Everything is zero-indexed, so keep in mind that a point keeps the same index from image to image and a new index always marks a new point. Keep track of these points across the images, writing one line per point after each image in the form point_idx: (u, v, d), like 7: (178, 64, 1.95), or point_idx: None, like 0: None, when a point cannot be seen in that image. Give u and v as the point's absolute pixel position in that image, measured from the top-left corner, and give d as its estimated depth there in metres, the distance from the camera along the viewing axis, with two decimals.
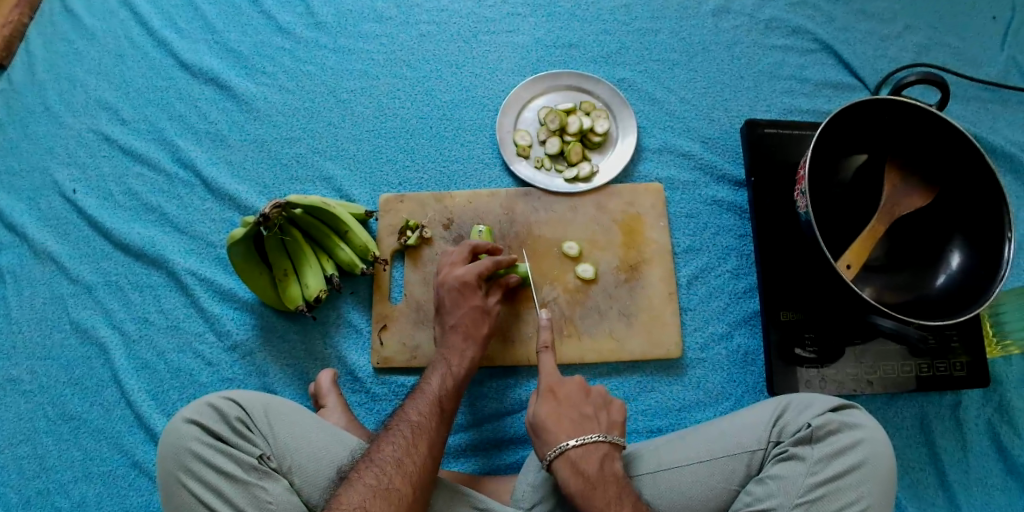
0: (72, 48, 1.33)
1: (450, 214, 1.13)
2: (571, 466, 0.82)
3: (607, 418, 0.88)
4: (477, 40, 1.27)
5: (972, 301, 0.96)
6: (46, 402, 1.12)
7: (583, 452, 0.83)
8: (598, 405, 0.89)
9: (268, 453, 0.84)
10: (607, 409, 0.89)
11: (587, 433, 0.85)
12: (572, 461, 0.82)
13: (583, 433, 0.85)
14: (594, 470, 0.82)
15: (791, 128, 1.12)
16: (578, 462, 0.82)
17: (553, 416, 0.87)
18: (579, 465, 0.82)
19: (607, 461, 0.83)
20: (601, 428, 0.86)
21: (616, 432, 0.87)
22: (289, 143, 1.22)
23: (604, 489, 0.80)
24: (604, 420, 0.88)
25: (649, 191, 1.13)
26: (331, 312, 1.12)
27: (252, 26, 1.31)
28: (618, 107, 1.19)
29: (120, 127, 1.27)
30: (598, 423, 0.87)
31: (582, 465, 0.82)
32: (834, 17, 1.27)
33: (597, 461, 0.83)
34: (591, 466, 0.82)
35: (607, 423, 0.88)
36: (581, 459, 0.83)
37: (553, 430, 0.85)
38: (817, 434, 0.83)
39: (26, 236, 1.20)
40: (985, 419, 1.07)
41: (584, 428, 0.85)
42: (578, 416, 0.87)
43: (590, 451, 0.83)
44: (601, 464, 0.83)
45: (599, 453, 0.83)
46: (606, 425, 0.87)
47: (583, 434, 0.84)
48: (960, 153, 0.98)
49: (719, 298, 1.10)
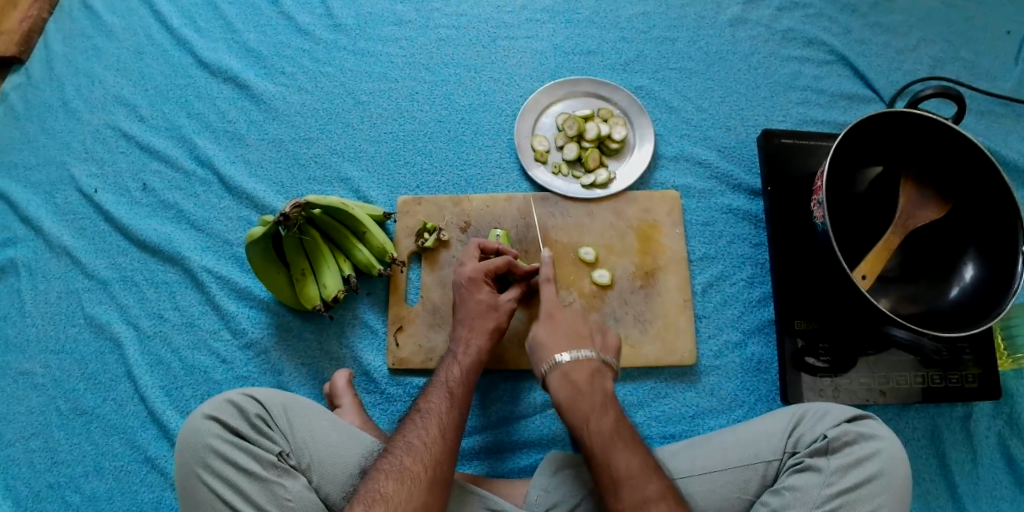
0: (91, 44, 1.34)
1: (468, 217, 1.14)
2: (563, 376, 0.89)
3: (602, 341, 0.95)
4: (496, 45, 1.27)
5: (984, 313, 0.96)
6: (58, 396, 1.12)
7: (573, 364, 0.90)
8: (595, 329, 0.96)
9: (287, 450, 0.85)
10: (603, 337, 0.96)
11: (580, 350, 0.92)
12: (565, 373, 0.89)
13: (577, 350, 0.92)
14: (584, 382, 0.89)
15: (807, 139, 1.13)
16: (569, 372, 0.89)
17: (548, 333, 0.94)
18: (570, 375, 0.89)
19: (598, 377, 0.90)
20: (607, 395, 0.89)
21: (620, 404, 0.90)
22: (308, 143, 1.23)
23: (590, 397, 0.87)
24: (598, 342, 0.95)
25: (666, 199, 1.14)
26: (347, 312, 1.12)
27: (272, 27, 1.31)
28: (636, 114, 1.19)
29: (138, 124, 1.28)
30: (593, 345, 0.93)
31: (572, 376, 0.89)
32: (850, 29, 1.28)
33: (588, 374, 0.89)
34: (581, 377, 0.89)
35: (601, 346, 0.94)
36: (572, 370, 0.90)
37: (549, 346, 0.93)
38: (833, 446, 0.84)
39: (41, 231, 1.21)
40: (995, 431, 1.07)
41: (578, 345, 0.92)
42: (573, 335, 0.94)
43: (582, 365, 0.90)
44: (614, 424, 0.85)
45: (589, 370, 0.90)
46: (600, 347, 0.94)
47: (577, 349, 0.91)
48: (974, 166, 0.99)
49: (733, 307, 1.10)
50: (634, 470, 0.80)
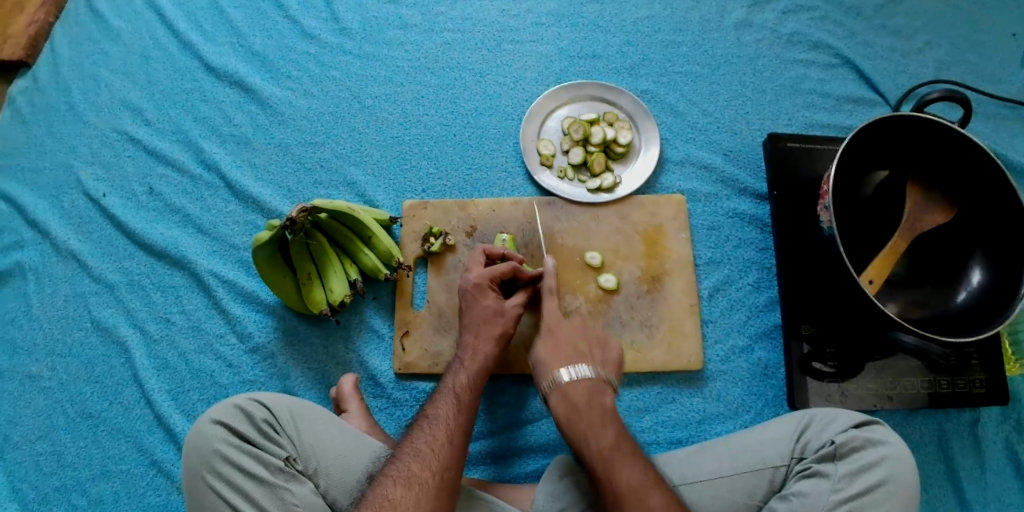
0: (98, 48, 1.34)
1: (474, 221, 1.14)
2: (614, 476, 0.80)
3: (629, 434, 0.86)
4: (501, 49, 1.28)
5: (991, 318, 0.96)
6: (65, 399, 1.13)
7: (625, 464, 0.81)
8: (619, 420, 0.87)
9: (294, 455, 0.85)
10: (626, 426, 0.87)
11: (622, 444, 0.83)
12: (617, 471, 0.80)
13: (620, 444, 0.83)
14: (637, 482, 0.79)
15: (813, 143, 1.13)
16: (620, 472, 0.80)
17: (588, 429, 0.85)
18: (624, 475, 0.79)
19: (646, 473, 0.81)
20: (614, 414, 0.87)
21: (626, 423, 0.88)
22: (314, 147, 1.23)
23: (649, 499, 0.78)
24: (629, 436, 0.86)
25: (672, 203, 1.14)
26: (353, 316, 1.12)
27: (278, 31, 1.32)
28: (642, 118, 1.19)
29: (145, 128, 1.28)
30: (626, 437, 0.85)
31: (625, 475, 0.79)
32: (856, 32, 1.28)
33: (639, 472, 0.80)
34: (634, 476, 0.79)
35: (633, 440, 0.86)
36: (625, 470, 0.80)
37: (592, 443, 0.83)
38: (840, 451, 0.84)
39: (48, 234, 1.21)
40: (1002, 436, 1.07)
41: (621, 439, 0.84)
42: (610, 428, 0.85)
43: (629, 463, 0.81)
44: (619, 437, 0.84)
45: (637, 466, 0.81)
46: (632, 439, 0.85)
47: (575, 368, 0.91)
48: (981, 169, 0.98)
49: (740, 311, 1.10)
50: None
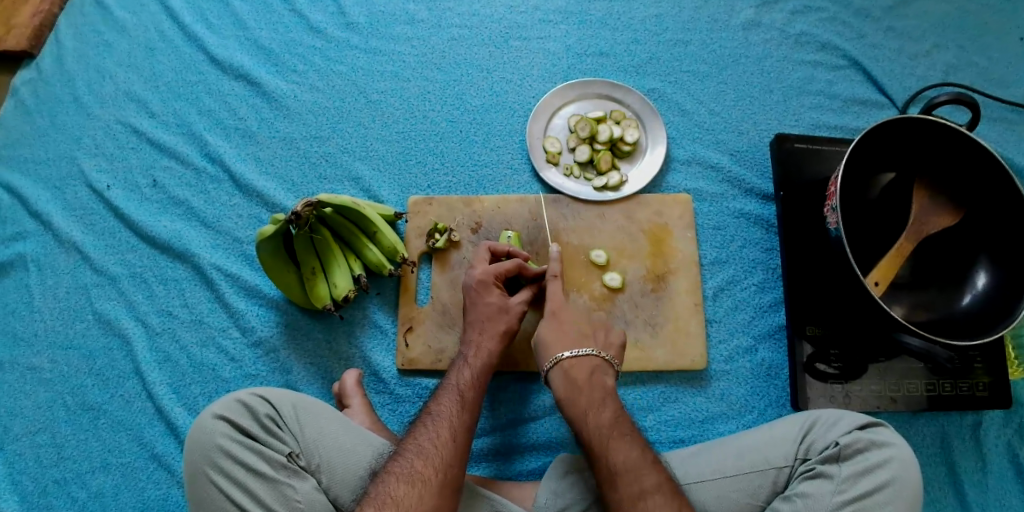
0: (102, 39, 1.34)
1: (479, 218, 1.13)
2: (563, 372, 0.90)
3: (604, 338, 0.95)
4: (508, 45, 1.27)
5: (996, 322, 0.96)
6: (66, 392, 1.12)
7: (574, 361, 0.90)
8: (596, 327, 0.96)
9: (297, 451, 0.85)
10: (606, 332, 0.96)
11: (582, 347, 0.92)
12: (565, 369, 0.90)
13: (578, 346, 0.92)
14: (584, 379, 0.89)
15: (820, 144, 1.13)
16: (569, 368, 0.90)
17: (552, 332, 0.94)
18: (570, 372, 0.89)
19: (598, 372, 0.90)
20: (597, 345, 0.93)
21: (614, 352, 0.94)
22: (319, 142, 1.23)
23: (590, 393, 0.88)
24: (601, 339, 0.95)
25: (678, 202, 1.13)
26: (357, 311, 1.12)
27: (284, 24, 1.31)
28: (649, 116, 1.19)
29: (149, 120, 1.28)
30: (594, 341, 0.94)
31: (572, 373, 0.89)
32: (864, 34, 1.28)
33: (588, 370, 0.90)
34: (581, 373, 0.89)
35: (602, 343, 0.94)
36: (572, 367, 0.90)
37: (551, 344, 0.93)
38: (844, 453, 0.84)
39: (51, 226, 1.21)
40: (1004, 440, 1.07)
41: (579, 343, 0.92)
42: (575, 332, 0.94)
43: (581, 362, 0.90)
44: (590, 373, 0.90)
45: (590, 364, 0.90)
46: (602, 343, 0.94)
47: (579, 348, 0.92)
48: (988, 173, 0.98)
49: (744, 311, 1.10)
50: (632, 464, 0.80)
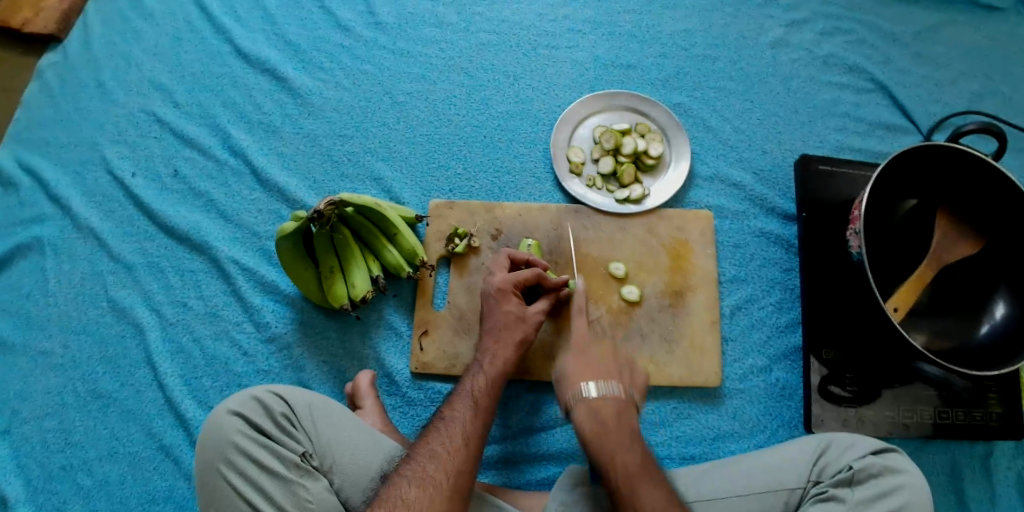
0: (130, 27, 1.34)
1: (499, 224, 1.13)
2: (589, 410, 0.85)
3: (631, 379, 0.90)
4: (536, 53, 1.27)
5: (1015, 353, 0.95)
6: (77, 378, 1.12)
7: (601, 399, 0.86)
8: (624, 366, 0.90)
9: (310, 451, 0.85)
10: (633, 372, 0.91)
11: (609, 383, 0.87)
12: (591, 406, 0.85)
13: (605, 383, 0.87)
14: (610, 417, 0.85)
15: (845, 167, 1.12)
16: (595, 406, 0.85)
17: (576, 367, 0.89)
18: (596, 409, 0.85)
19: (625, 413, 0.85)
20: (624, 383, 0.88)
21: (638, 391, 0.89)
22: (342, 140, 1.23)
23: (617, 436, 0.83)
24: (628, 379, 0.89)
25: (698, 218, 1.13)
26: (372, 312, 1.12)
27: (313, 21, 1.31)
28: (674, 131, 1.19)
29: (172, 110, 1.28)
30: (622, 379, 0.88)
31: (598, 410, 0.85)
32: (892, 58, 1.28)
33: (615, 410, 0.85)
34: (608, 413, 0.85)
35: (630, 382, 0.89)
36: (599, 406, 0.85)
37: (576, 377, 0.88)
38: (857, 477, 0.84)
39: (70, 210, 1.21)
40: (1015, 473, 1.06)
41: (607, 379, 0.87)
42: (602, 370, 0.89)
43: (608, 402, 0.86)
44: (617, 413, 0.85)
45: (616, 406, 0.86)
46: (629, 382, 0.89)
47: (605, 384, 0.87)
48: (1012, 205, 0.98)
49: (761, 331, 1.10)
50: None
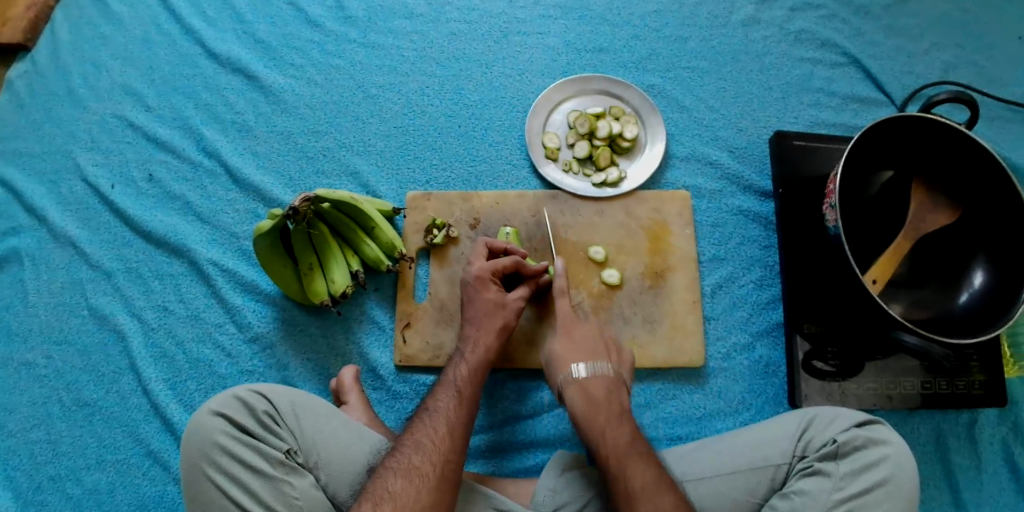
0: (98, 33, 1.32)
1: (478, 214, 1.13)
2: (633, 503, 0.77)
3: (650, 449, 0.84)
4: (507, 40, 1.27)
5: (994, 320, 0.96)
6: (61, 388, 1.12)
7: (641, 487, 0.78)
8: (639, 434, 0.85)
9: (294, 448, 0.84)
10: (643, 438, 0.85)
11: (641, 470, 0.80)
12: (638, 499, 0.77)
13: (638, 467, 0.80)
14: (654, 506, 0.77)
15: (819, 141, 1.13)
16: (638, 496, 0.77)
17: (605, 451, 0.82)
18: (640, 499, 0.77)
19: (662, 493, 0.78)
20: (611, 361, 0.92)
21: (625, 369, 0.94)
22: (316, 136, 1.22)
23: None
24: (648, 451, 0.83)
25: (676, 199, 1.13)
26: (354, 308, 1.12)
27: (282, 18, 1.30)
28: (648, 112, 1.19)
29: (145, 114, 1.27)
30: (646, 456, 0.82)
31: (642, 500, 0.77)
32: (863, 31, 1.28)
33: (656, 496, 0.77)
34: (654, 503, 0.77)
35: (652, 455, 0.83)
36: (641, 494, 0.78)
37: (613, 467, 0.80)
38: (842, 450, 0.84)
39: (45, 220, 1.20)
40: (999, 437, 1.08)
41: (638, 459, 0.81)
42: (629, 446, 0.82)
43: (650, 487, 0.78)
44: (656, 496, 0.77)
45: (656, 489, 0.78)
46: (649, 455, 0.82)
47: (638, 466, 0.80)
48: (985, 171, 0.99)
49: (742, 309, 1.10)
50: None
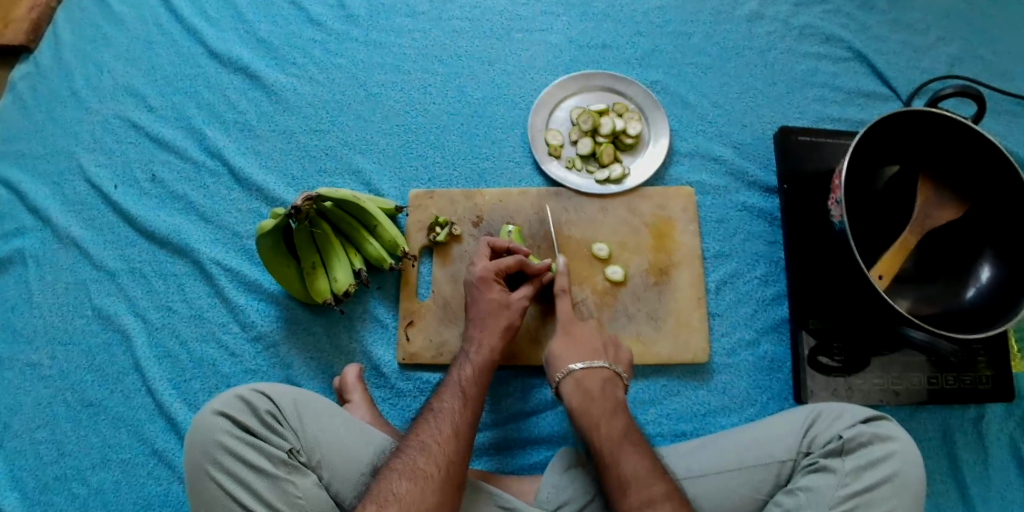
0: (101, 33, 1.32)
1: (480, 211, 1.13)
2: (576, 384, 0.90)
3: (615, 354, 0.95)
4: (509, 38, 1.26)
5: (1001, 315, 0.95)
6: (66, 388, 1.12)
7: (586, 372, 0.91)
8: (607, 341, 0.96)
9: (298, 447, 0.84)
10: (616, 347, 0.97)
11: (594, 360, 0.92)
12: (578, 380, 0.90)
13: (590, 359, 0.92)
14: (596, 390, 0.89)
15: (825, 136, 1.12)
16: (581, 380, 0.90)
17: (564, 347, 0.95)
18: (582, 382, 0.90)
19: (610, 385, 0.91)
20: (608, 360, 0.94)
21: (623, 367, 0.94)
22: (319, 135, 1.22)
23: (602, 404, 0.88)
24: (612, 354, 0.95)
25: (680, 195, 1.12)
26: (357, 306, 1.11)
27: (284, 17, 1.30)
28: (651, 109, 1.18)
29: (147, 114, 1.27)
30: (606, 356, 0.94)
31: (584, 383, 0.90)
32: (868, 26, 1.27)
33: (600, 381, 0.90)
34: (593, 384, 0.90)
35: (614, 358, 0.95)
36: (584, 378, 0.90)
37: (561, 355, 0.94)
38: (847, 446, 0.84)
39: (50, 221, 1.20)
40: (1007, 433, 1.06)
41: (591, 355, 0.93)
42: (589, 346, 0.94)
43: (592, 373, 0.91)
44: (602, 384, 0.90)
45: (601, 376, 0.91)
46: (613, 358, 0.94)
47: (590, 360, 0.92)
48: (993, 165, 0.98)
49: (747, 305, 1.09)
50: (642, 473, 0.80)
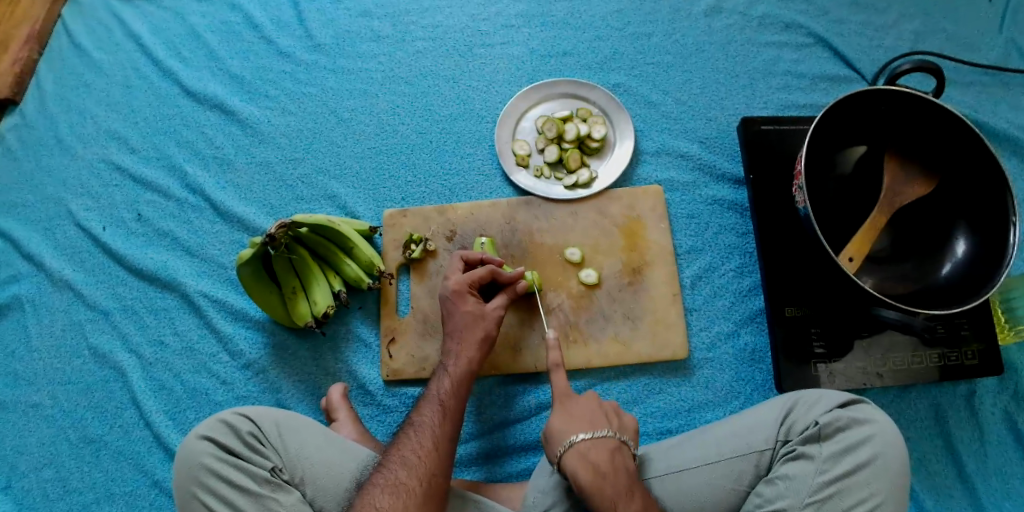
0: (82, 82, 1.37)
1: (453, 226, 1.15)
2: (582, 457, 0.81)
3: (619, 422, 0.87)
4: (472, 54, 1.29)
5: (979, 288, 0.95)
6: (68, 427, 1.15)
7: (593, 445, 0.82)
8: (610, 411, 0.87)
9: (280, 465, 0.86)
10: (618, 413, 0.88)
11: (597, 429, 0.84)
12: (583, 454, 0.81)
13: (593, 430, 0.84)
14: (605, 463, 0.81)
15: (788, 124, 1.12)
16: (588, 454, 0.82)
17: (562, 419, 0.85)
18: (590, 457, 0.81)
19: (618, 455, 0.83)
20: (613, 427, 0.85)
21: (628, 434, 0.87)
22: (294, 164, 1.25)
23: (614, 481, 0.80)
24: (617, 423, 0.87)
25: (649, 194, 1.14)
26: (340, 327, 1.14)
27: (254, 51, 1.34)
28: (615, 111, 1.20)
29: (130, 156, 1.31)
30: (611, 423, 0.86)
31: (592, 457, 0.81)
32: (828, 10, 1.27)
33: (608, 453, 0.82)
34: (601, 457, 0.82)
35: (618, 425, 0.87)
36: (590, 450, 0.82)
37: (562, 429, 0.85)
38: (825, 432, 0.83)
39: (43, 266, 1.24)
40: (1001, 407, 1.05)
41: (595, 424, 0.85)
42: (588, 416, 0.86)
43: (598, 445, 0.82)
44: (611, 456, 0.82)
45: (608, 447, 0.82)
46: (618, 426, 0.86)
47: (594, 430, 0.84)
48: (960, 139, 0.98)
49: (723, 298, 1.10)
50: None
